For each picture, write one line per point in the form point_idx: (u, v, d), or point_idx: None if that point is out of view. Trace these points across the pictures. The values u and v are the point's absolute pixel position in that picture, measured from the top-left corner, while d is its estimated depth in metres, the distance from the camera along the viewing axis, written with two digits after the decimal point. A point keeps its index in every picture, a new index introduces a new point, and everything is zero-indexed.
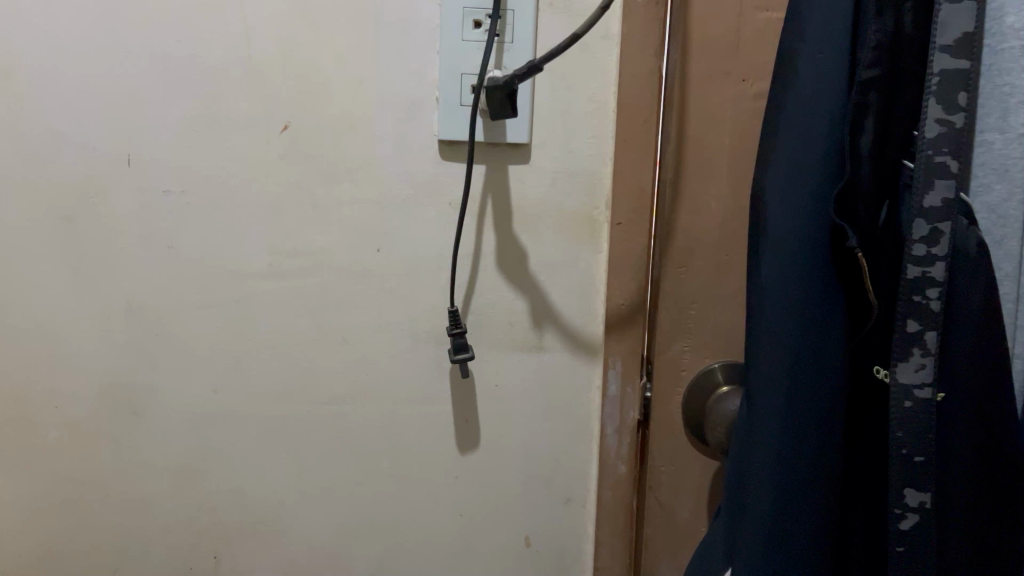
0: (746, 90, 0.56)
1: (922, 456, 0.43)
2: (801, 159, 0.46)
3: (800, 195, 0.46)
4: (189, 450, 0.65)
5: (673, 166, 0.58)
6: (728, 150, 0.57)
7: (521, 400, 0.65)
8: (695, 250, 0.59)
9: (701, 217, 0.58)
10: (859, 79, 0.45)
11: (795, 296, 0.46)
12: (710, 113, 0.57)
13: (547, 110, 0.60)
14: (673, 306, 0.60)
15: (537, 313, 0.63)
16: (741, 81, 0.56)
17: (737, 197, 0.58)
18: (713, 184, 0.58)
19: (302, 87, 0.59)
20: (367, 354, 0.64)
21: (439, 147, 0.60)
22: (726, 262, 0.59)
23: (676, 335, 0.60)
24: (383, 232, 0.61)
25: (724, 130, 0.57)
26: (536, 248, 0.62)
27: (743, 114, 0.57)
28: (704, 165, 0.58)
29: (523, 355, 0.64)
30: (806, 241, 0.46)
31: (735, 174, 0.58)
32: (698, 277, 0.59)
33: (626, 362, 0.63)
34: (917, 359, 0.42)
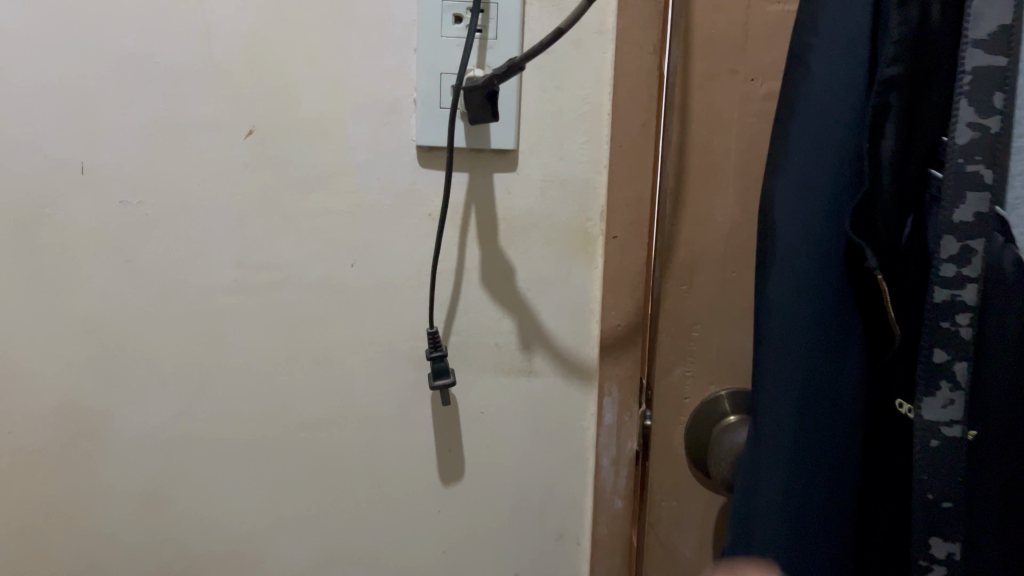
0: (756, 91, 0.51)
1: (952, 503, 0.37)
2: (815, 170, 0.40)
3: (813, 210, 0.41)
4: (154, 478, 0.60)
5: (673, 172, 0.52)
6: (735, 156, 0.52)
7: (510, 428, 0.59)
8: (698, 265, 0.53)
9: (705, 229, 0.53)
10: (881, 77, 0.39)
11: (807, 324, 0.41)
12: (715, 116, 0.51)
13: (536, 112, 0.55)
14: (674, 326, 0.54)
15: (526, 334, 0.58)
16: (749, 81, 0.51)
17: (744, 207, 0.53)
18: (719, 193, 0.52)
19: (268, 88, 0.54)
20: (342, 377, 0.58)
21: (418, 153, 0.55)
22: (733, 278, 0.53)
23: (677, 358, 0.55)
24: (358, 245, 0.56)
25: (730, 134, 0.52)
26: (524, 262, 0.57)
27: (751, 116, 0.51)
28: (708, 173, 0.52)
29: (510, 379, 0.59)
30: (818, 263, 0.41)
31: (742, 183, 0.52)
32: (702, 296, 0.54)
33: (622, 389, 0.57)
34: (946, 393, 0.37)
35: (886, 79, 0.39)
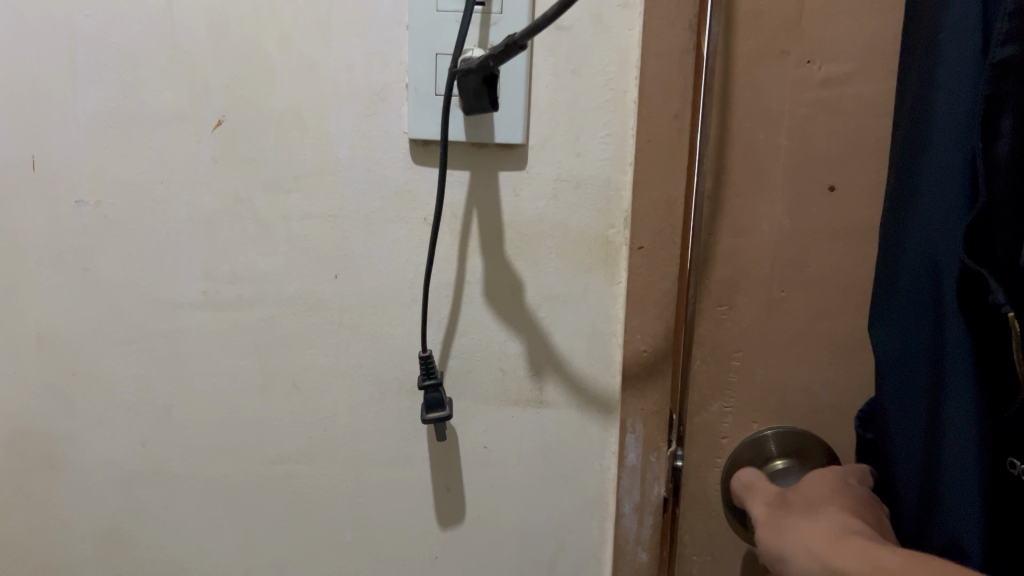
0: (812, 75, 0.42)
1: None
2: (919, 178, 0.34)
3: (917, 238, 0.34)
4: (117, 513, 0.54)
5: (710, 172, 0.44)
6: (785, 154, 0.43)
7: (516, 468, 0.51)
8: (741, 282, 0.45)
9: (750, 241, 0.44)
10: (992, 59, 0.31)
11: (905, 356, 0.36)
12: (763, 107, 0.43)
13: (548, 101, 0.46)
14: (711, 355, 0.46)
15: (536, 360, 0.50)
16: (804, 62, 0.42)
17: (798, 215, 0.44)
18: (764, 200, 0.44)
19: (237, 74, 0.47)
20: (325, 404, 0.51)
21: (410, 148, 0.47)
22: (780, 300, 0.45)
23: (715, 391, 0.47)
24: (341, 254, 0.49)
25: (780, 128, 0.43)
26: (535, 276, 0.49)
27: (806, 106, 0.42)
28: (752, 175, 0.43)
29: (518, 411, 0.51)
30: (920, 290, 0.35)
31: (794, 187, 0.43)
32: (744, 319, 0.45)
33: (648, 425, 0.49)
34: None
35: (997, 63, 0.31)
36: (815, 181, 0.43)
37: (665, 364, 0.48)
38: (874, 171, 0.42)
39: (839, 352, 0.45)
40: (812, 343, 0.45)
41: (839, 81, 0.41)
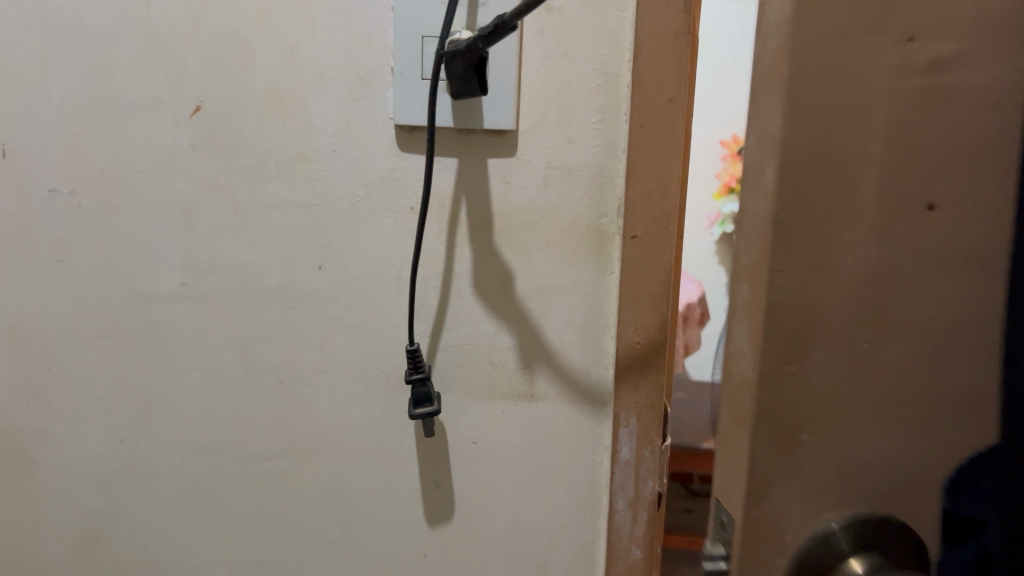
0: (913, 58, 0.32)
1: None
2: None
3: None
4: (95, 513, 0.52)
5: (771, 190, 0.33)
6: (876, 158, 0.33)
7: (506, 464, 0.50)
8: (818, 321, 0.34)
9: (827, 269, 0.34)
10: None
11: None
12: (849, 100, 0.33)
13: (538, 85, 0.45)
14: (778, 411, 0.35)
15: (526, 354, 0.49)
16: (904, 41, 0.32)
17: (886, 236, 0.34)
18: (844, 219, 0.34)
19: (215, 58, 0.45)
20: (308, 400, 0.50)
21: (396, 134, 0.45)
22: (867, 342, 0.35)
23: (778, 455, 0.35)
24: (324, 244, 0.47)
25: (872, 127, 0.33)
26: (525, 267, 0.47)
27: (899, 100, 0.33)
28: (831, 188, 0.33)
29: (507, 406, 0.49)
30: None
31: (880, 200, 0.33)
32: (820, 368, 0.35)
33: (641, 419, 0.47)
34: None
35: None
36: (905, 192, 0.33)
37: (658, 354, 0.47)
38: (972, 180, 0.33)
39: (922, 402, 0.35)
40: (898, 392, 0.35)
41: (944, 68, 0.32)
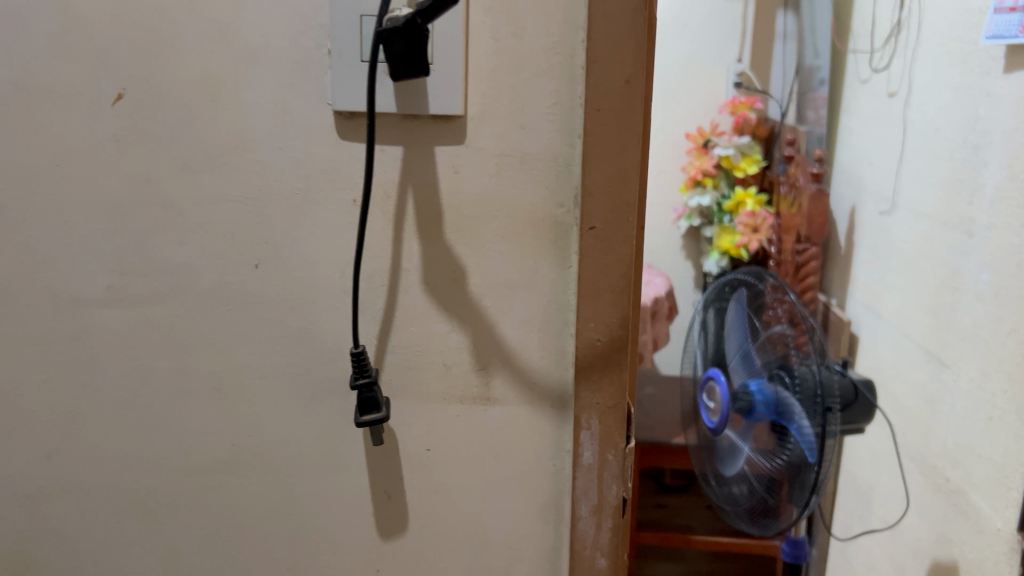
0: None
1: None
2: None
3: None
4: (24, 534, 0.49)
5: None
6: None
7: (465, 473, 0.47)
8: None
9: None
10: None
11: None
12: None
13: (487, 67, 0.42)
14: None
15: (482, 355, 0.46)
16: None
17: None
18: None
19: (138, 41, 0.42)
20: (250, 408, 0.46)
21: (335, 121, 0.42)
22: None
23: None
24: (262, 241, 0.44)
25: None
26: (478, 262, 0.44)
27: None
28: None
29: (462, 410, 0.46)
30: None
31: None
32: None
33: (604, 420, 0.45)
34: None
35: None
36: None
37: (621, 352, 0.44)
38: None
39: None
40: None
41: None
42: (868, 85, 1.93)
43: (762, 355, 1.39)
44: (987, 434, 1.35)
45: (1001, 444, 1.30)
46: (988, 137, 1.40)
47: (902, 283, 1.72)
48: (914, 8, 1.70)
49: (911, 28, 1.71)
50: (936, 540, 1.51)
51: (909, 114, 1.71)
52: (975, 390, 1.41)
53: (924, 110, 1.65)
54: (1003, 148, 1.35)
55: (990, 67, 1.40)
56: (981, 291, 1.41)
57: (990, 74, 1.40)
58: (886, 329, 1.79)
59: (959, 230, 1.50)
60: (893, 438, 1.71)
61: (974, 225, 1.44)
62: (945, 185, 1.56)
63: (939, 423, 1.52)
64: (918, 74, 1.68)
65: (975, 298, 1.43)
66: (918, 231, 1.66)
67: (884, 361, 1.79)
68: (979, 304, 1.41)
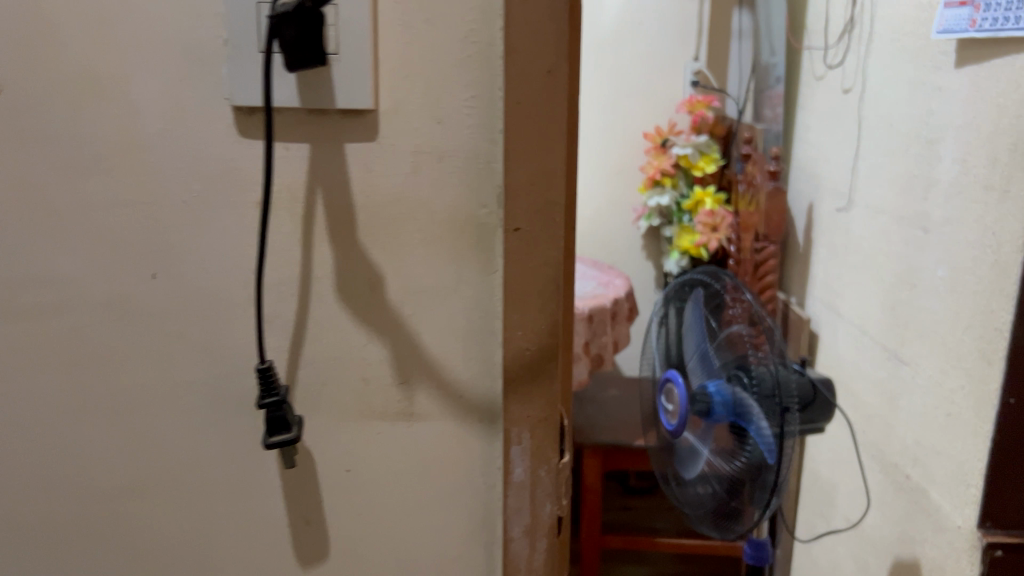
0: None
1: None
2: None
3: None
4: None
5: None
6: None
7: (389, 496, 0.44)
8: None
9: None
10: None
11: None
12: None
13: (398, 57, 0.39)
14: None
15: (405, 367, 0.42)
16: None
17: None
18: None
19: (13, 32, 0.38)
20: (152, 430, 0.43)
21: (235, 118, 0.39)
22: None
23: None
24: (158, 249, 0.40)
25: None
26: (396, 268, 0.41)
27: None
28: None
29: (384, 426, 0.43)
30: None
31: None
32: None
33: (536, 436, 0.42)
34: None
35: None
36: None
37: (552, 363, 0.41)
38: None
39: None
40: None
41: None
42: (824, 82, 1.92)
43: (721, 355, 1.38)
44: (946, 431, 1.35)
45: (960, 441, 1.30)
46: (941, 132, 1.40)
47: (860, 279, 1.72)
48: (866, 4, 1.69)
49: (864, 24, 1.71)
50: (897, 538, 1.50)
51: (864, 110, 1.71)
52: (933, 387, 1.40)
53: (878, 106, 1.65)
54: (957, 143, 1.35)
55: (942, 61, 1.40)
56: (938, 287, 1.40)
57: (942, 69, 1.40)
58: (845, 327, 1.79)
59: (914, 225, 1.50)
60: (854, 437, 1.70)
61: (930, 221, 1.44)
62: (900, 181, 1.55)
63: (899, 420, 1.52)
64: (872, 70, 1.68)
65: (932, 294, 1.42)
66: (875, 227, 1.65)
67: (843, 358, 1.79)
68: (935, 300, 1.41)
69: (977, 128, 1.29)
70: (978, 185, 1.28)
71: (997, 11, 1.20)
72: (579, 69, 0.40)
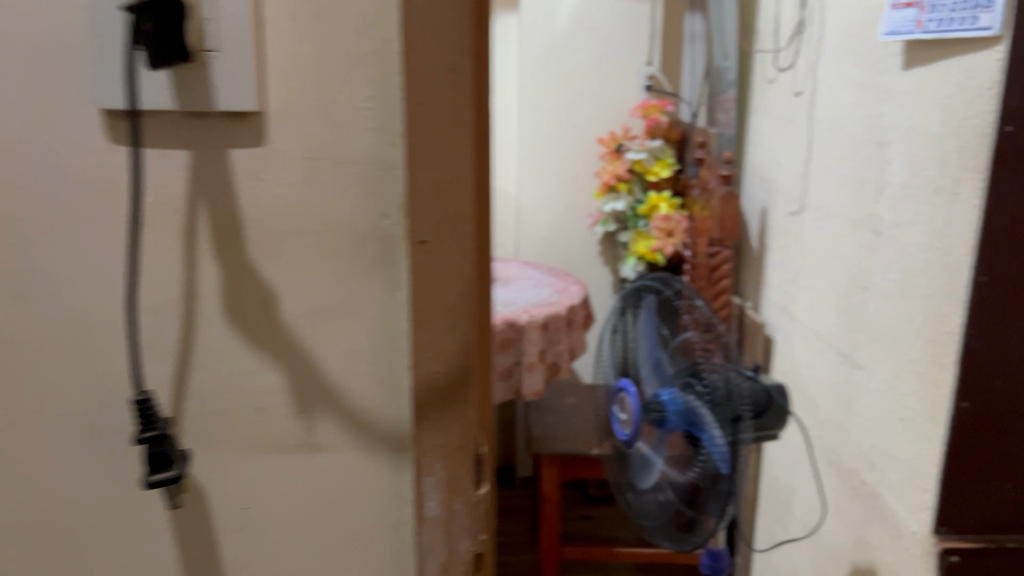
0: None
1: None
2: None
3: None
4: None
5: None
6: None
7: (288, 493, 0.46)
8: None
9: None
10: None
11: None
12: None
13: (284, 57, 0.39)
14: None
15: (299, 388, 0.45)
16: None
17: None
18: None
19: None
20: (38, 434, 0.44)
21: (108, 120, 0.40)
22: None
23: None
24: (32, 250, 0.41)
25: None
26: (289, 280, 0.43)
27: None
28: None
29: (282, 432, 0.46)
30: None
31: None
32: None
33: (451, 459, 0.41)
34: None
35: None
36: None
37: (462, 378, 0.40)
38: None
39: None
40: None
41: None
42: (775, 85, 1.92)
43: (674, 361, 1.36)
44: (901, 436, 1.34)
45: (913, 445, 1.30)
46: (891, 134, 1.40)
47: (813, 283, 1.71)
48: (816, 6, 1.69)
49: (814, 27, 1.70)
50: (854, 545, 1.49)
51: (815, 113, 1.70)
52: (886, 392, 1.40)
53: (828, 109, 1.64)
54: (907, 144, 1.34)
55: (891, 63, 1.39)
56: (890, 290, 1.39)
57: (891, 71, 1.40)
58: (800, 331, 1.78)
59: (866, 228, 1.49)
60: (810, 442, 1.70)
61: (882, 223, 1.43)
62: (851, 184, 1.55)
63: (854, 424, 1.51)
64: (822, 72, 1.67)
65: (883, 298, 1.42)
66: (827, 230, 1.65)
67: (799, 363, 1.78)
68: (887, 304, 1.40)
69: (926, 130, 1.28)
70: (928, 187, 1.28)
71: (942, 12, 1.20)
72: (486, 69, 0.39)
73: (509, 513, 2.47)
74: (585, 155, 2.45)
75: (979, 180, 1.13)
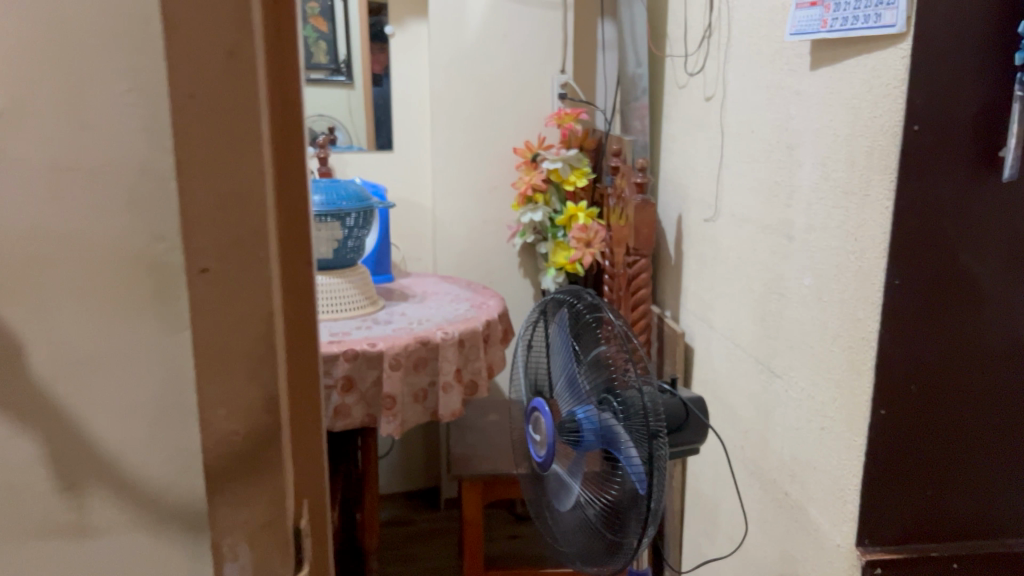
0: None
1: None
2: None
3: None
4: None
5: None
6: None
7: (50, 546, 0.54)
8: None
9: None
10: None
11: None
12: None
13: (24, 66, 0.46)
14: None
15: (57, 458, 0.52)
16: None
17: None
18: None
19: None
20: None
21: None
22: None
23: None
24: None
25: None
26: (41, 346, 0.50)
27: None
28: None
29: (44, 494, 0.53)
30: None
31: None
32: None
33: (257, 510, 0.50)
34: None
35: None
36: None
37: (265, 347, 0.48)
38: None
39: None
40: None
41: None
42: (687, 90, 1.89)
43: (589, 377, 1.31)
44: (821, 446, 1.32)
45: (834, 456, 1.28)
46: (800, 137, 1.37)
47: (729, 290, 1.68)
48: (723, 8, 1.66)
49: (722, 30, 1.67)
50: (780, 559, 1.45)
51: (726, 118, 1.67)
52: (805, 401, 1.37)
53: (739, 112, 1.62)
54: (816, 149, 1.32)
55: (798, 65, 1.37)
56: (806, 296, 1.36)
57: (798, 72, 1.37)
58: (718, 340, 1.75)
59: (779, 234, 1.46)
60: (731, 455, 1.67)
61: (794, 228, 1.40)
62: (763, 189, 1.52)
63: (774, 435, 1.49)
64: (731, 76, 1.64)
65: (798, 304, 1.39)
66: (740, 237, 1.62)
67: (718, 372, 1.74)
68: (802, 310, 1.38)
69: (835, 132, 1.26)
70: (837, 191, 1.26)
71: (848, 10, 1.19)
72: (275, 58, 0.47)
73: (434, 536, 2.38)
74: (500, 165, 2.40)
75: (889, 182, 1.13)
